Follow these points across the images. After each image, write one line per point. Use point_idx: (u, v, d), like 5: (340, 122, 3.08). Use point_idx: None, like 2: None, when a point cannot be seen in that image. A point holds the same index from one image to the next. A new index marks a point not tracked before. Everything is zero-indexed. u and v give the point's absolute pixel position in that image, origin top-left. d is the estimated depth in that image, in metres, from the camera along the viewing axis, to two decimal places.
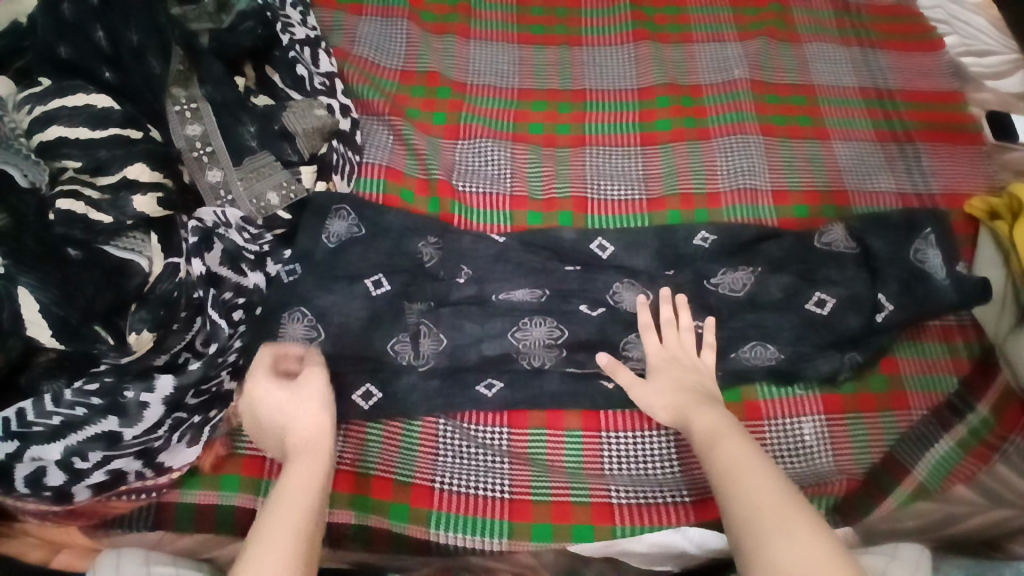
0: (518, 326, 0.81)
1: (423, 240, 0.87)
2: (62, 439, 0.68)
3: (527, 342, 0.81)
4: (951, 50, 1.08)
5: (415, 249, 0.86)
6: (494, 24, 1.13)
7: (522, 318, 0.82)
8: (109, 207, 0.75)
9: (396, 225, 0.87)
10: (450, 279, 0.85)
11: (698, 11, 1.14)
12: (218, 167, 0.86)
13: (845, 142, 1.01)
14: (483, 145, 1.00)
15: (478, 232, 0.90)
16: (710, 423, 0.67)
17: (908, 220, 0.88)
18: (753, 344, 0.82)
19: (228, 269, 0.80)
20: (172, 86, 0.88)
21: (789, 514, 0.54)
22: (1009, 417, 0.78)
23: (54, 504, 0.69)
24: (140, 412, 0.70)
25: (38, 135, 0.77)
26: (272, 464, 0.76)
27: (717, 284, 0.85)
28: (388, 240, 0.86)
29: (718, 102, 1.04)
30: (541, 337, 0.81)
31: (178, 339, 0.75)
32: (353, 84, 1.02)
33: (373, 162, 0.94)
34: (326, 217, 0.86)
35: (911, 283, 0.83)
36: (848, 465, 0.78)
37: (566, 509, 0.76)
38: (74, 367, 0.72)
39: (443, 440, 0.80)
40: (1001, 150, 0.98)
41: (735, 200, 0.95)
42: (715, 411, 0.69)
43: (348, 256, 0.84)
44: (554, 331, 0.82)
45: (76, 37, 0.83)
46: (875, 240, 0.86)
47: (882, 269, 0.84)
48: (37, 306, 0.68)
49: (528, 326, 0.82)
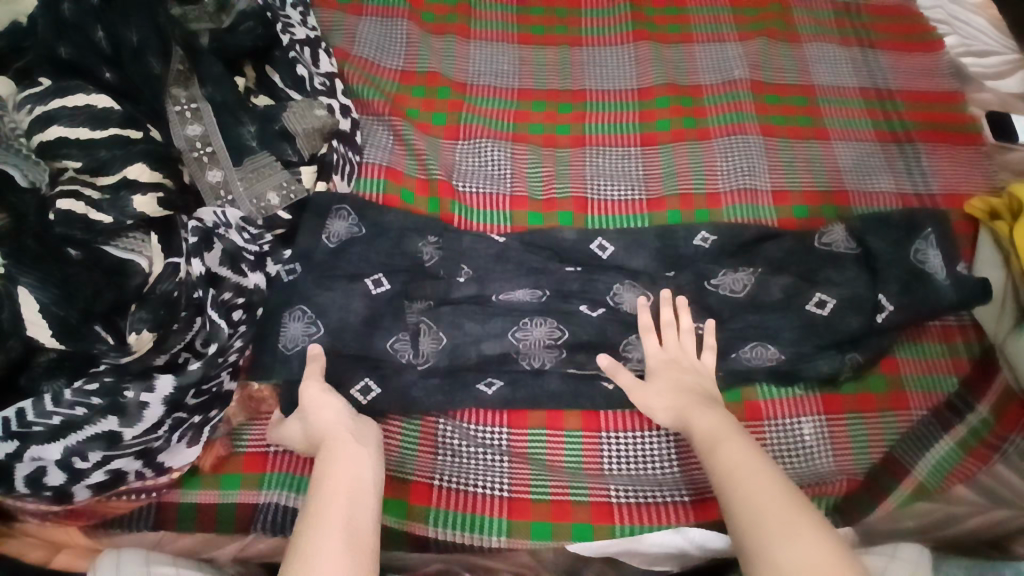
0: (518, 326, 0.81)
1: (423, 239, 0.87)
2: (62, 439, 0.68)
3: (527, 342, 0.81)
4: (951, 50, 1.08)
5: (415, 249, 0.86)
6: (494, 24, 1.13)
7: (522, 318, 0.82)
8: (110, 207, 0.75)
9: (396, 225, 0.87)
10: (450, 277, 0.85)
11: (698, 11, 1.14)
12: (218, 167, 0.86)
13: (845, 142, 1.01)
14: (483, 146, 1.00)
15: (479, 232, 0.90)
16: (710, 425, 0.67)
17: (908, 221, 0.88)
18: (753, 344, 0.82)
19: (228, 269, 0.79)
20: (172, 86, 0.89)
21: (791, 516, 0.54)
22: (1009, 417, 0.78)
23: (54, 503, 0.69)
24: (140, 412, 0.70)
25: (39, 135, 0.77)
26: (272, 463, 0.77)
27: (717, 284, 0.85)
28: (388, 240, 0.86)
29: (718, 102, 1.04)
30: (541, 337, 0.81)
31: (178, 339, 0.75)
32: (353, 84, 1.02)
33: (373, 162, 0.94)
34: (326, 217, 0.86)
35: (912, 283, 0.83)
36: (848, 465, 0.78)
37: (566, 509, 0.76)
38: (74, 367, 0.72)
39: (443, 439, 0.80)
40: (1001, 150, 0.98)
41: (735, 200, 0.95)
42: (714, 412, 0.68)
43: (349, 256, 0.84)
44: (553, 332, 0.82)
45: (76, 36, 0.83)
46: (875, 240, 0.86)
47: (883, 269, 0.84)
48: (37, 306, 0.68)
49: (527, 326, 0.82)
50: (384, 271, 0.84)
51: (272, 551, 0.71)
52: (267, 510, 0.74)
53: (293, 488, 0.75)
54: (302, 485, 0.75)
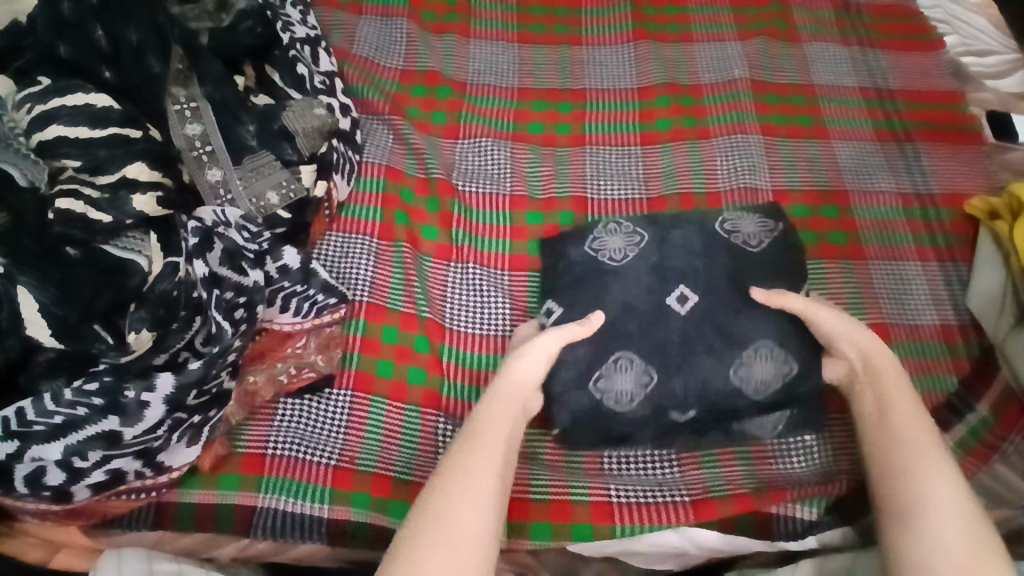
0: (300, 108, 0.91)
1: (319, 104, 0.92)
2: (62, 439, 0.67)
3: (300, 119, 0.90)
4: (951, 50, 1.08)
5: (311, 111, 0.91)
6: (494, 24, 1.13)
7: (299, 106, 0.91)
8: (109, 207, 0.75)
9: (293, 110, 0.91)
10: (312, 104, 0.92)
11: (699, 11, 1.14)
12: (218, 167, 0.86)
13: (845, 141, 1.01)
14: (483, 145, 1.00)
15: (485, 213, 0.95)
16: (879, 409, 0.70)
17: (869, 237, 0.93)
18: (759, 339, 0.77)
19: (228, 269, 0.77)
20: (172, 85, 0.88)
21: (919, 495, 0.62)
22: (1008, 417, 0.76)
23: (54, 503, 0.69)
24: (140, 412, 0.69)
25: (38, 134, 0.76)
26: (272, 461, 0.77)
27: (598, 247, 0.86)
28: (297, 133, 0.90)
29: (718, 102, 1.04)
30: (306, 114, 0.91)
31: (178, 339, 0.74)
32: (353, 84, 1.03)
33: (373, 162, 0.96)
34: (278, 186, 0.86)
35: (896, 306, 0.88)
36: (848, 465, 0.77)
37: (566, 507, 0.76)
38: (74, 367, 0.71)
39: (443, 439, 0.80)
40: (1001, 150, 0.97)
41: (734, 200, 0.95)
42: (889, 417, 0.68)
43: (280, 185, 0.86)
44: (633, 237, 0.86)
45: (75, 36, 0.82)
46: (879, 274, 0.90)
47: (869, 301, 0.88)
48: (37, 305, 0.68)
49: (299, 108, 0.91)
50: (295, 147, 0.89)
51: (272, 552, 0.73)
52: (266, 509, 0.74)
53: (294, 487, 0.75)
54: (303, 484, 0.76)
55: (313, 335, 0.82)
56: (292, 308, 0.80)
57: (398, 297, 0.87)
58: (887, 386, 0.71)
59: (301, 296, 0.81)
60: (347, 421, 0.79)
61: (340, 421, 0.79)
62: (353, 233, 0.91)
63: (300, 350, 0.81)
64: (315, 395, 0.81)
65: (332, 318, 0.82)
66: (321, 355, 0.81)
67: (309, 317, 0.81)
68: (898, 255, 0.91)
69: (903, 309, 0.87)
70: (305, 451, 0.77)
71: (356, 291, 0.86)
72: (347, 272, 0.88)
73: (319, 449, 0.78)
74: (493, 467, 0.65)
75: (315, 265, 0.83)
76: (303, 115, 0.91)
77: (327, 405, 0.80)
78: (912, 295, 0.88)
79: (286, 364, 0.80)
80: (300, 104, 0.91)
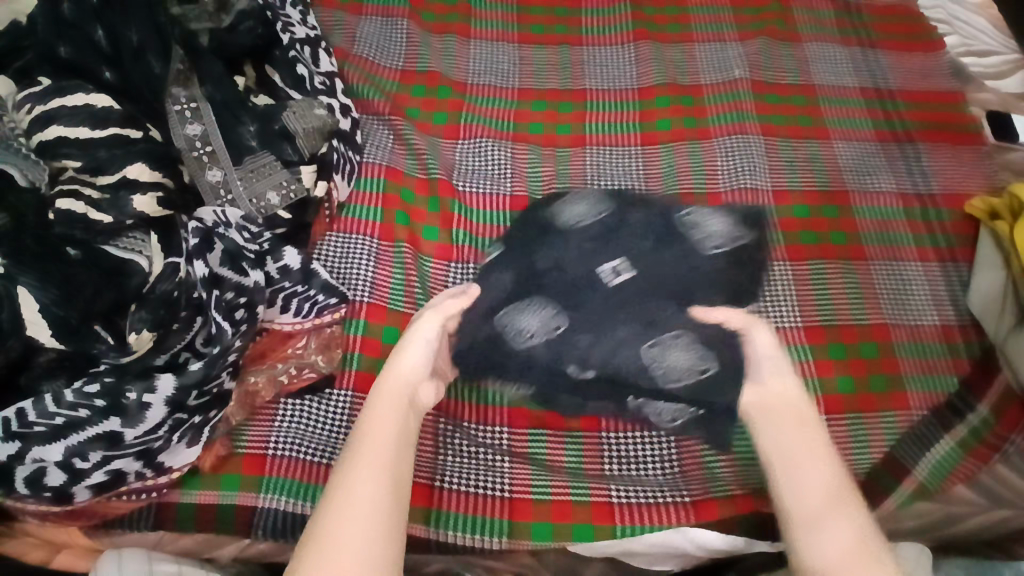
0: (299, 108, 0.90)
1: (319, 104, 0.92)
2: (63, 439, 0.68)
3: (300, 118, 0.89)
4: (951, 50, 1.08)
5: (311, 110, 0.90)
6: (494, 24, 1.13)
7: (299, 105, 0.90)
8: (109, 207, 0.75)
9: (292, 109, 0.90)
10: (312, 104, 0.91)
11: (699, 11, 1.14)
12: (218, 167, 0.85)
13: (845, 142, 1.01)
14: (483, 145, 1.00)
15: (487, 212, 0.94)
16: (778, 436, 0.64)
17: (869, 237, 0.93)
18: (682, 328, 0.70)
19: (229, 269, 0.77)
20: (172, 86, 0.87)
21: (824, 508, 0.58)
22: (1009, 417, 0.76)
23: (54, 504, 0.69)
24: (141, 413, 0.70)
25: (39, 135, 0.77)
26: (272, 462, 0.77)
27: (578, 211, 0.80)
28: (297, 134, 0.89)
29: (718, 102, 1.04)
30: (307, 114, 0.90)
31: (178, 339, 0.74)
32: (353, 84, 1.03)
33: (373, 162, 0.96)
34: (277, 187, 0.86)
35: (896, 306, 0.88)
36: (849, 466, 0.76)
37: (566, 508, 0.76)
38: (74, 367, 0.71)
39: (444, 439, 0.80)
40: (1002, 150, 0.97)
41: (735, 200, 0.95)
42: (779, 427, 0.65)
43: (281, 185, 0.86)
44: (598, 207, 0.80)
45: (75, 36, 0.82)
46: (880, 274, 0.90)
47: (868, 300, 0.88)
48: (37, 306, 0.68)
49: (298, 108, 0.90)
50: (297, 146, 0.89)
51: (274, 551, 0.72)
52: (267, 510, 0.74)
53: (294, 487, 0.75)
54: (303, 484, 0.75)
55: (313, 336, 0.82)
56: (292, 309, 0.81)
57: (398, 297, 0.87)
58: (774, 407, 0.66)
59: (301, 296, 0.81)
60: (347, 422, 0.79)
61: (340, 422, 0.79)
62: (353, 233, 0.91)
63: (301, 350, 0.81)
64: (315, 396, 0.80)
65: (333, 318, 0.82)
66: (322, 355, 0.81)
67: (309, 317, 0.81)
68: (898, 255, 0.91)
69: (903, 309, 0.87)
70: (305, 451, 0.77)
71: (356, 292, 0.86)
72: (347, 272, 0.88)
73: (319, 449, 0.77)
74: (386, 462, 0.59)
75: (315, 265, 0.83)
76: (303, 115, 0.90)
77: (327, 405, 0.80)
78: (909, 296, 0.88)
79: (286, 364, 0.81)
80: (302, 104, 0.91)
